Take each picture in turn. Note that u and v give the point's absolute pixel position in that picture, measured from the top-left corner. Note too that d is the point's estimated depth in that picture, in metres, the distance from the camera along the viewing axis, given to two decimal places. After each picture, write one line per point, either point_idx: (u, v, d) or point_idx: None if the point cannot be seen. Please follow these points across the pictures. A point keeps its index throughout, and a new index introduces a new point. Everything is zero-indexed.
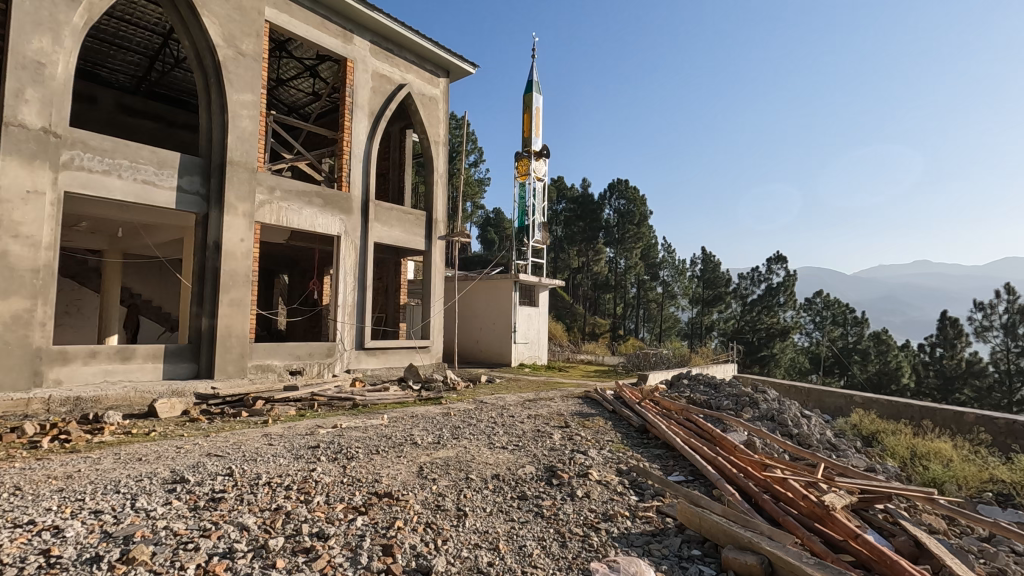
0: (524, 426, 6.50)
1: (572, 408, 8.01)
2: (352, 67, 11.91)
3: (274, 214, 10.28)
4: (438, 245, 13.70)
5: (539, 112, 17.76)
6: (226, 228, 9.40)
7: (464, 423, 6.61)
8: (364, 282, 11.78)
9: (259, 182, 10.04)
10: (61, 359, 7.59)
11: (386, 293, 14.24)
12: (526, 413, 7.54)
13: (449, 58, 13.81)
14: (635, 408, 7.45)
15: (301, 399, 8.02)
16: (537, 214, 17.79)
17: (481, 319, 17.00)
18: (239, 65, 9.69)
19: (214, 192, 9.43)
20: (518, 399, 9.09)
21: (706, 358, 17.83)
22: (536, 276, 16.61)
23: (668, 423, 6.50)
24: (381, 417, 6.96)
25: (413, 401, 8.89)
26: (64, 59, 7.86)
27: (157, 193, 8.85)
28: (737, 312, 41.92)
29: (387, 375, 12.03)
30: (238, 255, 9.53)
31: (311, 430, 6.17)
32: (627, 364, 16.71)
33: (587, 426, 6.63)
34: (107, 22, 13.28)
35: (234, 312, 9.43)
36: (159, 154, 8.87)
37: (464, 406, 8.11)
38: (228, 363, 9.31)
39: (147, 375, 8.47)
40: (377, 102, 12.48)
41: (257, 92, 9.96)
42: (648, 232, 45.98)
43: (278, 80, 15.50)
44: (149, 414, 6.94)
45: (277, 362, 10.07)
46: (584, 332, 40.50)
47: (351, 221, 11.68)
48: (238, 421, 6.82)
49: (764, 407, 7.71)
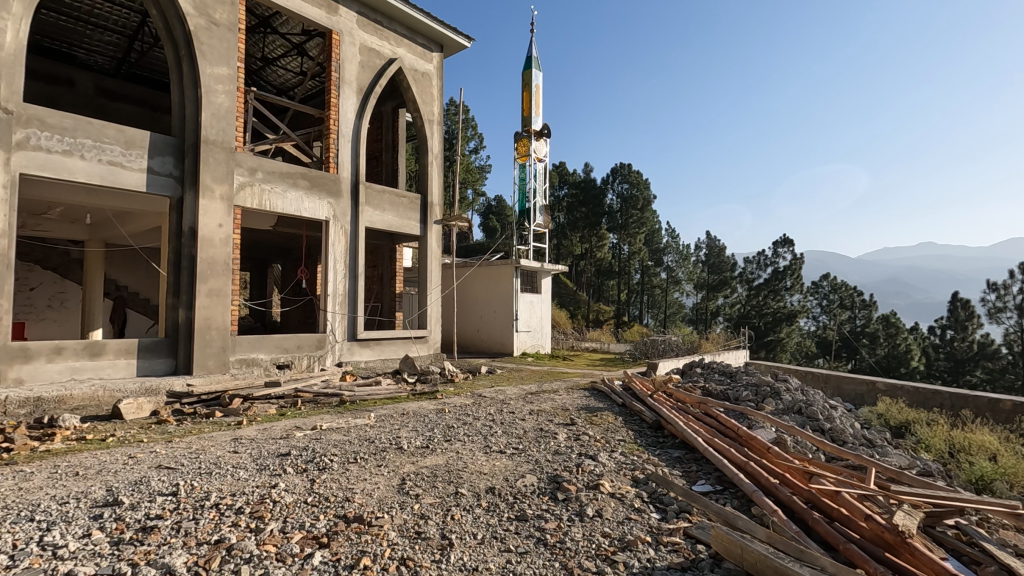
0: (524, 426, 5.83)
1: (579, 402, 7.36)
2: (338, 40, 11.14)
3: (256, 198, 9.61)
4: (434, 230, 12.99)
5: (539, 90, 16.94)
6: (202, 213, 8.72)
7: (460, 422, 5.97)
8: (356, 269, 11.11)
9: (238, 163, 9.34)
10: (22, 356, 6.98)
11: (380, 282, 13.55)
12: (527, 409, 6.90)
13: (442, 31, 13.00)
14: (647, 402, 6.80)
15: (283, 396, 7.40)
16: (538, 197, 17.04)
17: (481, 307, 16.36)
18: (212, 35, 8.93)
19: (189, 174, 8.74)
20: (519, 392, 8.45)
21: (716, 345, 17.15)
22: (539, 261, 15.93)
23: (686, 420, 5.85)
24: (368, 416, 6.31)
25: (406, 396, 8.23)
26: (14, 27, 7.17)
27: (125, 175, 8.16)
28: (742, 297, 41.16)
29: (382, 367, 11.41)
30: (216, 242, 8.86)
31: (287, 432, 5.52)
32: (635, 351, 16.09)
33: (596, 424, 5.98)
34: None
35: (213, 303, 8.79)
36: (126, 133, 8.17)
37: (461, 401, 7.47)
38: (209, 357, 8.68)
39: (120, 372, 7.86)
40: (366, 77, 11.72)
41: (233, 65, 9.22)
42: (651, 218, 45.17)
43: (264, 59, 14.74)
44: (113, 415, 6.34)
45: (262, 356, 9.45)
46: (588, 319, 39.86)
47: (340, 205, 10.99)
48: (210, 422, 6.19)
49: (789, 399, 7.03)
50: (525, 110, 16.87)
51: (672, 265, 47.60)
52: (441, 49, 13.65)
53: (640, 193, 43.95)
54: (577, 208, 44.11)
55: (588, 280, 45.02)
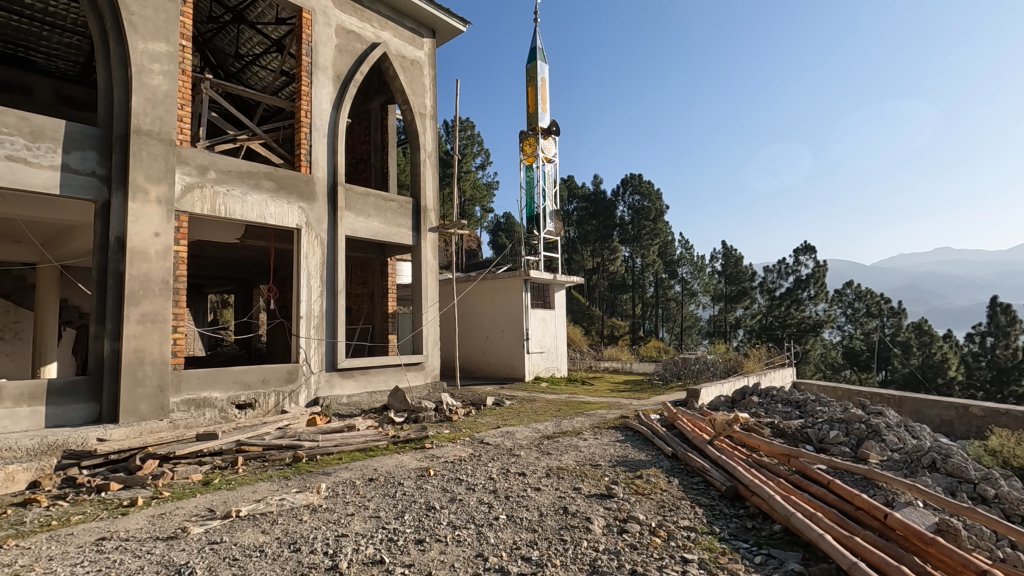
0: (539, 506, 3.88)
1: (614, 453, 5.45)
2: (311, 20, 9.56)
3: (209, 202, 7.92)
4: (429, 238, 11.18)
5: (545, 83, 15.29)
6: (134, 219, 7.01)
7: (447, 501, 4.02)
8: (335, 285, 9.34)
9: (184, 160, 7.69)
10: None
11: (371, 300, 11.76)
12: (544, 468, 4.96)
13: (434, 13, 11.34)
14: (711, 457, 4.87)
15: (220, 454, 5.58)
16: (548, 201, 15.26)
17: (488, 327, 14.53)
18: (145, 5, 7.34)
19: (118, 174, 7.05)
20: (532, 436, 6.55)
21: (758, 363, 14.94)
22: (551, 272, 14.07)
23: (781, 487, 3.93)
24: (315, 489, 4.41)
25: (385, 447, 6.31)
26: None
27: (31, 174, 6.47)
28: (763, 307, 38.70)
29: (369, 402, 9.54)
30: (151, 255, 7.13)
31: (182, 527, 3.65)
32: (664, 373, 14.09)
33: (644, 497, 4.08)
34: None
35: (148, 331, 7.01)
36: (33, 122, 6.51)
37: (454, 456, 5.59)
38: (141, 400, 6.87)
39: (20, 425, 6.09)
40: (344, 63, 10.09)
41: (175, 42, 7.61)
42: (664, 229, 43.28)
43: (240, 57, 12.71)
44: None
45: (216, 395, 7.66)
46: (602, 336, 37.84)
47: (315, 210, 9.27)
48: (95, 504, 4.37)
49: (914, 454, 5.14)
50: (530, 107, 15.22)
51: (688, 277, 45.39)
52: (433, 35, 12.00)
53: (652, 204, 42.32)
54: (587, 221, 42.41)
55: (601, 295, 43.01)
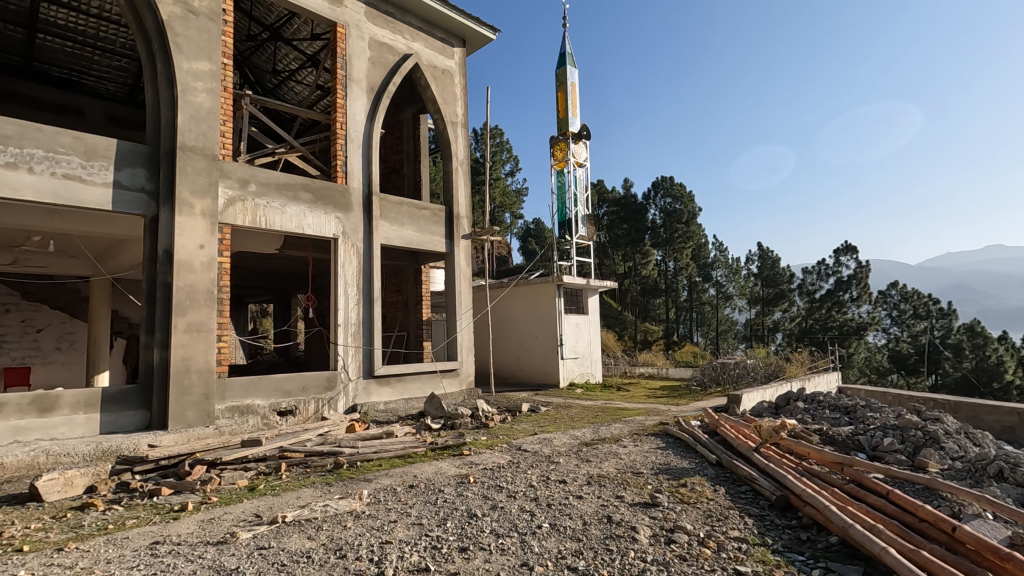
0: (582, 514, 3.81)
1: (656, 461, 5.33)
2: (344, 34, 9.76)
3: (250, 214, 8.15)
4: (462, 246, 11.23)
5: (575, 88, 15.25)
6: (180, 232, 7.25)
7: (489, 509, 3.98)
8: (371, 293, 9.47)
9: (226, 174, 7.93)
10: None
11: (406, 308, 11.88)
12: (585, 475, 4.88)
13: (464, 22, 11.45)
14: (758, 465, 4.71)
15: (264, 459, 5.71)
16: (580, 206, 15.17)
17: (521, 333, 14.50)
18: (189, 25, 7.62)
19: (165, 189, 7.31)
20: (570, 442, 6.48)
21: (801, 368, 14.45)
22: (584, 277, 13.97)
23: (836, 496, 3.76)
24: (357, 495, 4.44)
25: (423, 453, 6.34)
26: None
27: (85, 191, 6.74)
28: (803, 310, 37.63)
29: (405, 409, 9.61)
30: (197, 266, 7.37)
31: (230, 532, 3.72)
32: (702, 378, 13.76)
33: (689, 506, 3.97)
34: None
35: (194, 341, 7.23)
36: (86, 141, 6.79)
37: (492, 463, 5.56)
38: (188, 408, 7.08)
39: (77, 432, 6.33)
40: (378, 75, 10.27)
41: (217, 60, 7.88)
42: (697, 231, 42.58)
43: (277, 73, 13.05)
44: (30, 497, 4.80)
45: (259, 402, 7.84)
46: (636, 341, 37.32)
47: (351, 220, 9.43)
48: (147, 509, 4.50)
49: (980, 464, 4.84)
50: (561, 112, 15.19)
51: (723, 280, 44.52)
52: (464, 44, 12.11)
53: (684, 207, 41.77)
54: (618, 225, 42.04)
55: (634, 299, 42.49)
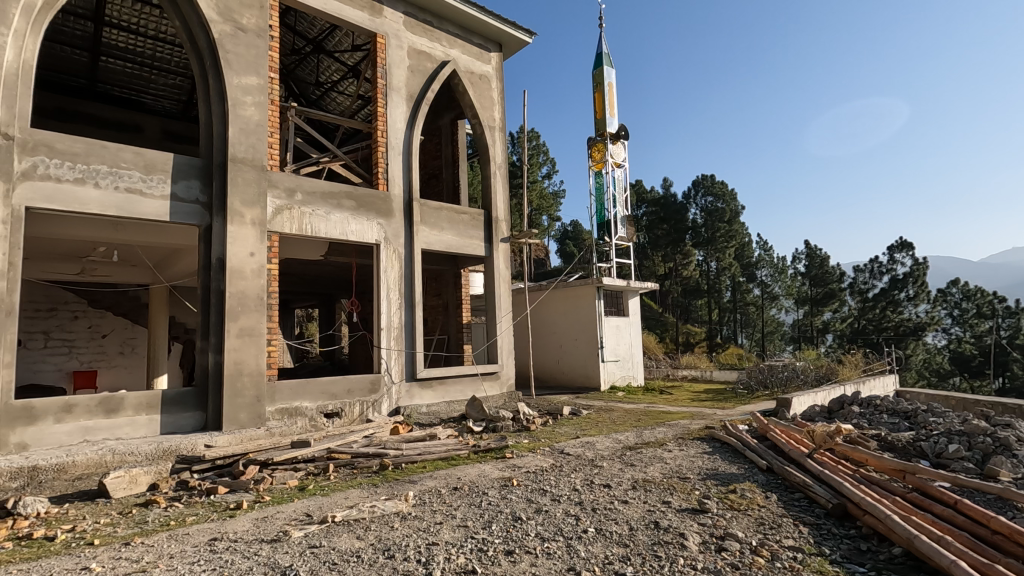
0: (629, 519, 3.76)
1: (703, 466, 5.20)
2: (384, 44, 9.97)
3: (296, 222, 8.41)
4: (501, 249, 11.28)
5: (612, 88, 15.12)
6: (232, 241, 7.55)
7: (534, 513, 3.96)
8: (412, 298, 9.62)
9: (274, 184, 8.21)
10: (26, 418, 5.92)
11: (446, 311, 12.00)
12: (630, 480, 4.80)
13: (500, 27, 11.52)
14: (812, 472, 4.53)
15: (313, 460, 5.88)
16: (619, 207, 15.01)
17: (561, 335, 14.44)
18: (238, 42, 7.94)
19: (217, 199, 7.63)
20: (613, 446, 6.41)
21: (854, 371, 13.87)
22: (624, 279, 13.81)
23: (899, 505, 3.58)
24: (403, 497, 4.51)
25: (466, 456, 6.38)
26: (15, 45, 6.20)
27: (145, 203, 7.08)
28: (855, 310, 36.10)
29: (447, 412, 9.71)
30: (247, 273, 7.65)
31: (283, 530, 3.84)
32: (749, 381, 13.38)
33: (740, 513, 3.85)
34: (139, 12, 10.14)
35: (246, 345, 7.51)
36: (145, 156, 7.13)
37: (535, 466, 5.54)
38: (241, 410, 7.35)
39: (140, 432, 6.65)
40: (417, 83, 10.45)
41: (265, 74, 8.18)
42: (740, 230, 41.45)
43: (320, 85, 13.44)
44: (99, 494, 5.08)
45: (307, 405, 8.07)
46: (677, 343, 36.57)
47: (392, 226, 9.61)
48: (205, 507, 4.69)
49: None
50: (598, 113, 15.09)
51: (767, 280, 43.22)
52: (500, 48, 12.19)
53: (726, 205, 40.73)
54: (658, 225, 41.36)
55: (675, 301, 41.66)
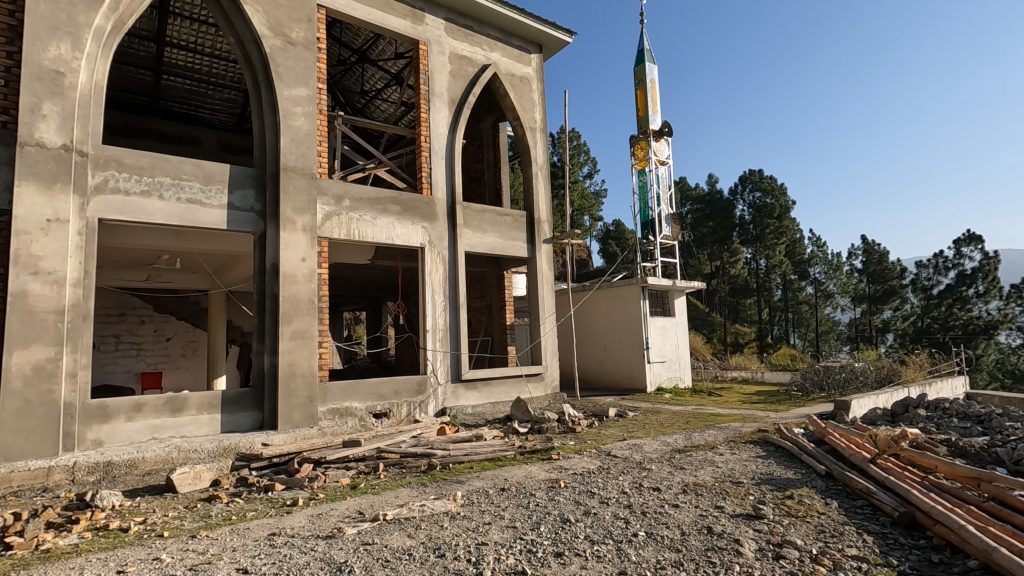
0: (680, 524, 3.68)
1: (756, 471, 5.03)
2: (426, 50, 10.13)
3: (345, 228, 8.65)
4: (544, 250, 11.26)
5: (654, 85, 14.88)
6: (285, 247, 7.84)
7: (583, 516, 3.93)
8: (456, 300, 9.73)
9: (323, 191, 8.47)
10: (101, 416, 6.32)
11: (489, 313, 12.07)
12: (680, 484, 4.70)
13: (540, 29, 11.52)
14: (876, 478, 4.31)
15: (363, 459, 6.03)
16: (663, 205, 14.75)
17: (605, 336, 14.30)
18: (289, 55, 8.25)
19: (271, 207, 7.94)
20: (661, 448, 6.29)
21: (919, 372, 13.14)
22: (669, 278, 13.55)
23: (975, 515, 3.36)
24: (452, 497, 4.56)
25: (512, 457, 6.40)
26: (87, 67, 6.61)
27: (204, 212, 7.43)
28: (918, 308, 34.20)
29: (492, 413, 9.77)
30: (299, 278, 7.92)
31: (338, 527, 3.95)
32: (803, 383, 12.89)
33: (797, 520, 3.71)
34: (196, 31, 10.67)
35: (298, 347, 7.78)
36: (205, 168, 7.48)
37: (581, 468, 5.49)
38: (295, 409, 7.61)
39: (202, 430, 6.99)
40: (458, 87, 10.57)
41: (313, 85, 8.46)
42: (791, 226, 39.95)
43: (365, 93, 13.77)
44: (167, 488, 5.37)
45: (356, 405, 8.28)
46: (726, 344, 35.53)
47: (436, 229, 9.75)
48: (263, 503, 4.89)
49: None
50: (640, 110, 14.87)
51: (821, 277, 41.49)
52: (540, 49, 12.19)
53: (775, 200, 39.33)
54: (703, 223, 40.33)
55: (722, 300, 40.55)
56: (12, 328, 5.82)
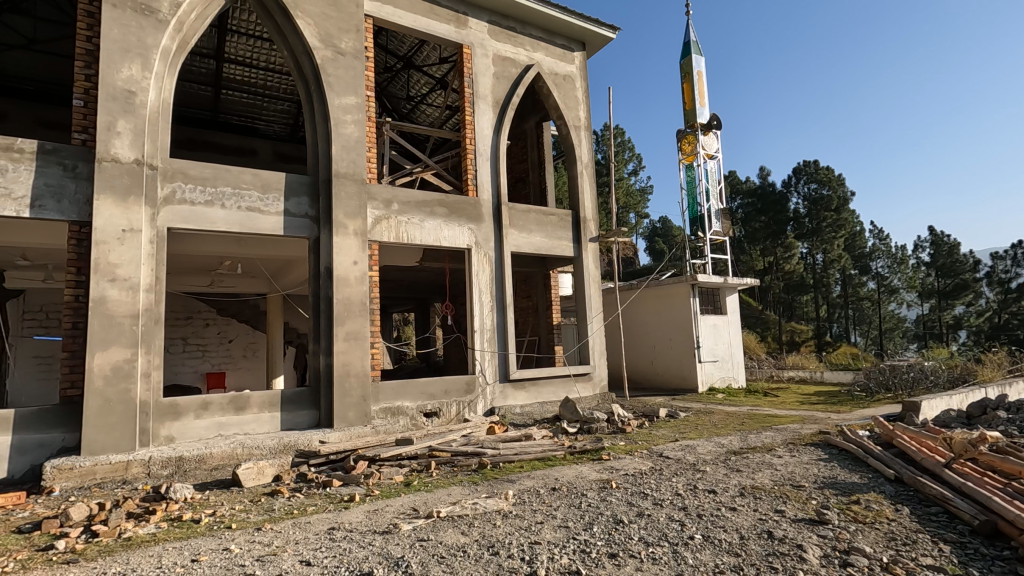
0: (738, 528, 3.57)
1: (818, 474, 4.83)
2: (470, 54, 10.24)
3: (394, 231, 8.86)
4: (590, 249, 11.17)
5: (701, 77, 14.51)
6: (337, 251, 8.10)
7: (635, 517, 3.87)
8: (503, 300, 9.78)
9: (373, 196, 8.70)
10: (172, 413, 6.71)
11: (536, 313, 12.08)
12: (737, 486, 4.57)
13: (583, 26, 11.44)
14: (953, 485, 4.04)
15: (416, 457, 6.15)
16: (713, 200, 14.36)
17: (654, 335, 14.04)
18: (338, 65, 8.52)
19: (324, 213, 8.22)
20: (715, 450, 6.13)
21: (998, 372, 12.26)
22: (720, 275, 13.18)
23: None
24: (504, 495, 4.59)
25: (563, 457, 6.39)
26: (156, 85, 7.03)
27: (263, 220, 7.78)
28: (994, 303, 31.93)
29: (541, 413, 9.77)
30: (352, 281, 8.17)
31: (394, 523, 4.05)
32: (866, 383, 12.27)
33: (865, 527, 3.53)
34: (252, 46, 11.16)
35: (352, 348, 8.02)
36: (262, 177, 7.82)
37: (633, 469, 5.41)
38: (350, 408, 7.85)
39: (264, 428, 7.32)
40: (502, 89, 10.63)
41: (362, 93, 8.71)
42: (850, 218, 38.10)
43: (411, 99, 14.05)
44: (233, 483, 5.64)
45: (408, 404, 8.46)
46: (781, 342, 34.20)
47: (483, 230, 9.83)
48: (322, 498, 5.07)
49: None
50: (687, 104, 14.54)
51: (885, 271, 39.35)
52: (583, 47, 12.10)
53: (833, 192, 37.61)
54: (755, 217, 39.01)
55: (777, 297, 39.11)
56: (94, 331, 6.26)
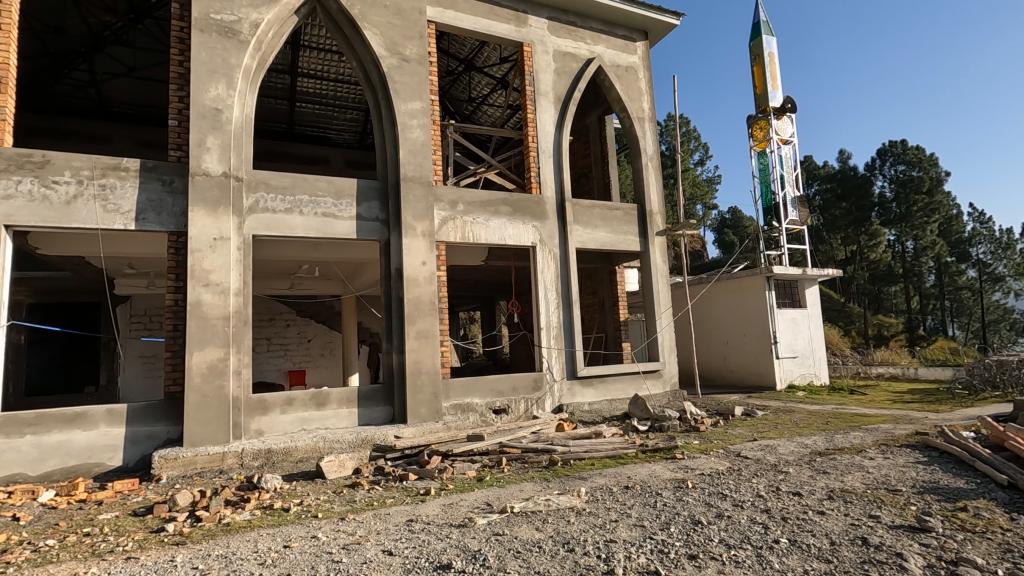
0: (828, 533, 3.37)
1: (917, 478, 4.47)
2: (531, 51, 10.25)
3: (460, 231, 9.02)
4: (657, 243, 10.90)
5: (773, 58, 13.80)
6: (407, 252, 8.35)
7: (714, 518, 3.75)
8: (569, 297, 9.74)
9: (439, 198, 8.90)
10: (261, 408, 7.17)
11: (603, 309, 11.93)
12: (824, 489, 4.32)
13: (646, 14, 11.15)
14: None
15: (487, 453, 6.25)
16: (788, 187, 13.63)
17: (727, 331, 13.52)
18: (404, 72, 8.77)
19: (393, 216, 8.51)
20: (797, 450, 5.83)
21: None
22: (798, 266, 12.49)
23: None
24: (576, 492, 4.57)
25: (634, 455, 6.28)
26: (239, 102, 7.52)
27: (337, 224, 8.14)
28: None
29: (610, 410, 9.64)
30: (421, 281, 8.40)
31: (469, 517, 4.14)
32: (969, 380, 11.24)
33: (974, 536, 3.24)
34: (324, 59, 11.69)
35: (423, 346, 8.25)
36: (336, 184, 8.19)
37: (710, 469, 5.23)
38: (422, 404, 8.08)
39: (343, 422, 7.67)
40: (563, 84, 10.57)
41: (427, 97, 8.92)
42: (944, 201, 35.04)
43: (473, 100, 14.22)
44: (317, 474, 5.96)
45: (477, 401, 8.60)
46: (867, 337, 31.97)
47: (547, 227, 9.83)
48: (399, 491, 5.26)
49: None
50: (758, 88, 13.86)
51: (987, 258, 35.85)
52: (646, 36, 11.80)
53: (924, 173, 34.74)
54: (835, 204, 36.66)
55: (861, 288, 36.58)
56: (192, 332, 6.80)
